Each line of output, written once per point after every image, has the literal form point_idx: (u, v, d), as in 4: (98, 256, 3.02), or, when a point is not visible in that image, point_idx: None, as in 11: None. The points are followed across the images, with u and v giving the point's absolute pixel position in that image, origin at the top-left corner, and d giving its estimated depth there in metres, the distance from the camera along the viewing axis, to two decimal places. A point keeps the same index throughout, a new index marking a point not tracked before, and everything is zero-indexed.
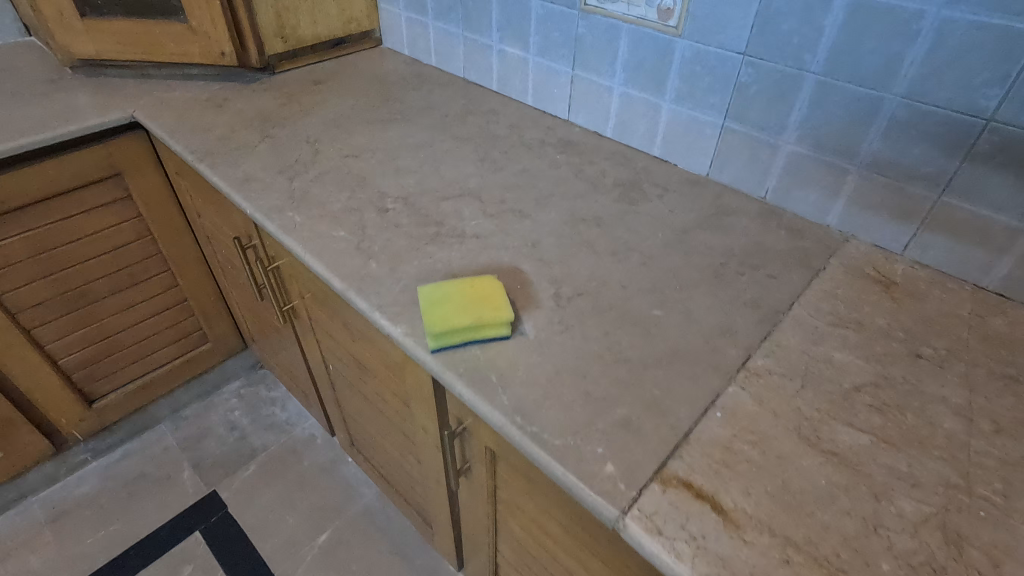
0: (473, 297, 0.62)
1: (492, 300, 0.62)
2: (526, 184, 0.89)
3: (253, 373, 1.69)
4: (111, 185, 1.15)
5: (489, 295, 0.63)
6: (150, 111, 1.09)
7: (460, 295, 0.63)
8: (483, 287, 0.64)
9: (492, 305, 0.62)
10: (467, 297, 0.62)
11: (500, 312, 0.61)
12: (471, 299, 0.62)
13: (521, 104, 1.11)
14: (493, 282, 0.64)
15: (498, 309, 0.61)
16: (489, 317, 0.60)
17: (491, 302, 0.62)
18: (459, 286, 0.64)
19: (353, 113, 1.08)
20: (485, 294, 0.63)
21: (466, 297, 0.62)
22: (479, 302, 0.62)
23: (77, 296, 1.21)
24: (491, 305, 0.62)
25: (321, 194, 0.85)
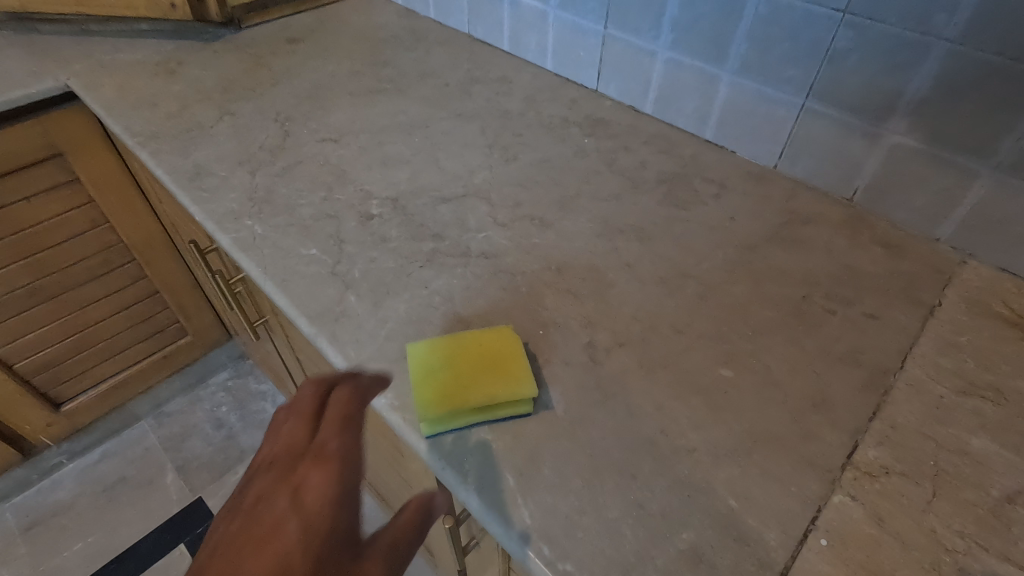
0: (478, 364, 0.47)
1: (507, 366, 0.47)
2: (546, 179, 0.71)
3: (241, 363, 1.56)
4: (52, 167, 0.97)
5: (504, 360, 0.47)
6: (87, 78, 0.90)
7: (461, 359, 0.47)
8: (494, 343, 0.48)
9: (505, 378, 0.46)
10: (471, 363, 0.47)
11: (517, 386, 0.46)
12: (479, 365, 0.47)
13: (538, 69, 0.91)
14: (507, 335, 0.49)
15: (514, 381, 0.46)
16: (502, 396, 0.45)
17: (506, 368, 0.47)
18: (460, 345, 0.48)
19: (334, 82, 0.89)
20: (498, 358, 0.47)
21: (469, 364, 0.47)
22: (488, 370, 0.46)
23: (28, 295, 1.06)
24: (506, 375, 0.46)
25: (289, 194, 0.68)
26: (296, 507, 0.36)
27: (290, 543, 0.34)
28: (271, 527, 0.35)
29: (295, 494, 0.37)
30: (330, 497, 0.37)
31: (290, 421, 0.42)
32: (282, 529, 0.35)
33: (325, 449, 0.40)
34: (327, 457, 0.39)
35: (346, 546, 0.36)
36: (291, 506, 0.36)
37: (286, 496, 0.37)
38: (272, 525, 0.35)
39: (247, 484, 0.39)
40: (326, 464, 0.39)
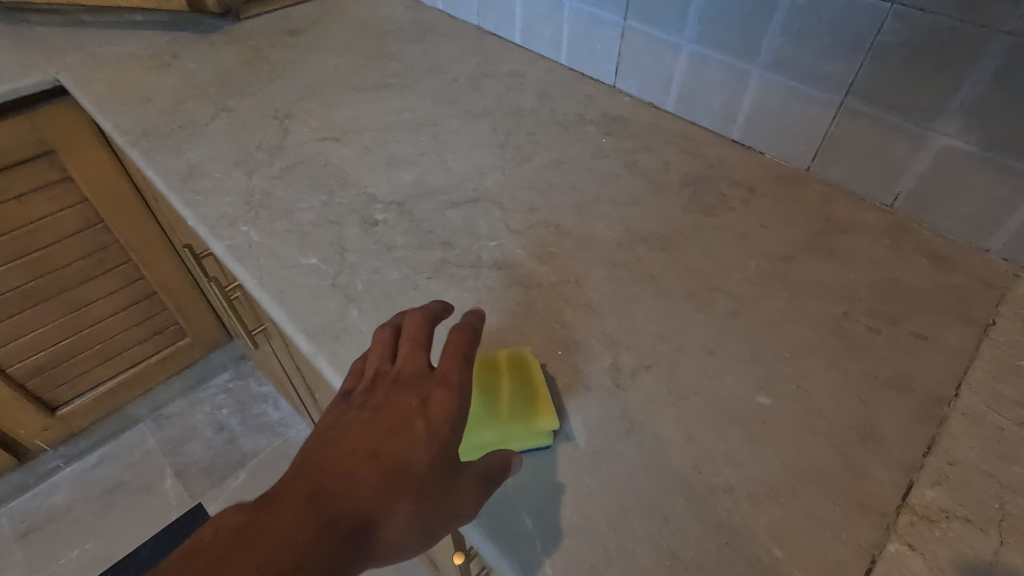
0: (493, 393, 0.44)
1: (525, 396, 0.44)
2: (562, 182, 0.66)
3: (242, 364, 1.52)
4: (42, 165, 0.93)
5: (523, 390, 0.44)
6: (78, 72, 0.85)
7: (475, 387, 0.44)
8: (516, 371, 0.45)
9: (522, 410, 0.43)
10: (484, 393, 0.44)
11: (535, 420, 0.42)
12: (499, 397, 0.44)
13: (551, 63, 0.87)
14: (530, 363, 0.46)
15: (533, 414, 0.43)
16: (518, 430, 0.42)
17: (523, 398, 0.43)
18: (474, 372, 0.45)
19: (336, 76, 0.84)
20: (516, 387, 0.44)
21: (483, 394, 0.44)
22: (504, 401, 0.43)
23: (20, 297, 1.02)
24: (524, 407, 0.43)
25: (288, 197, 0.64)
26: (410, 427, 0.37)
27: (400, 462, 0.35)
28: (387, 439, 0.36)
29: (413, 413, 0.37)
30: (443, 427, 0.37)
31: (406, 343, 0.42)
32: (395, 445, 0.36)
33: (445, 380, 0.39)
34: (446, 385, 0.39)
35: (448, 478, 0.36)
36: (409, 423, 0.37)
37: (404, 411, 0.37)
38: (387, 440, 0.36)
39: (369, 393, 0.40)
40: (443, 394, 0.38)
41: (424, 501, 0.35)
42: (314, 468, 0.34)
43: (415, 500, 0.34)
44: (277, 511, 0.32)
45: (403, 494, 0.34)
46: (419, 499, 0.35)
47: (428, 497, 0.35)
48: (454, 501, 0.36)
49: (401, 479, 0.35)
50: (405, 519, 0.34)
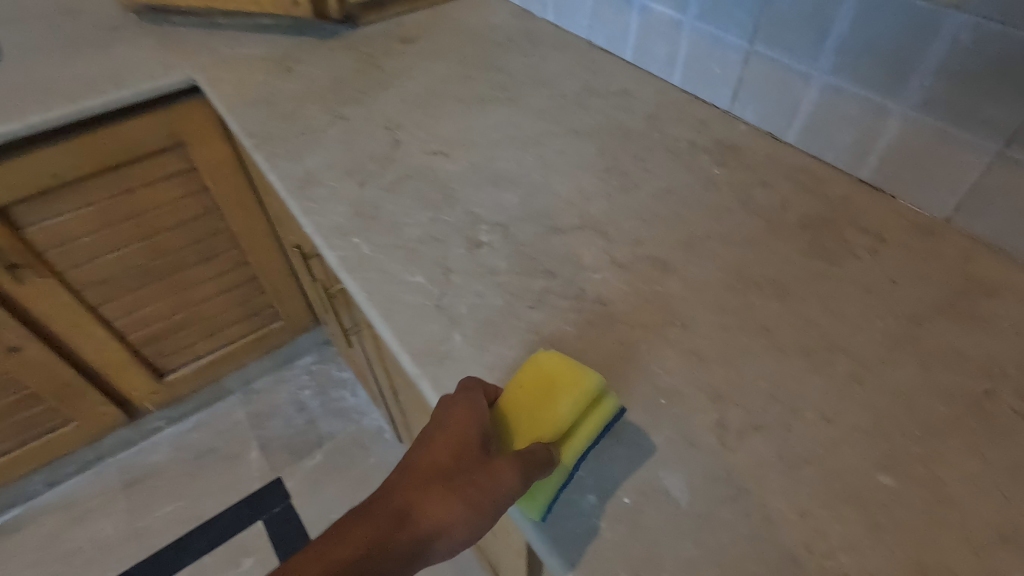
0: (524, 397, 0.44)
1: (557, 383, 0.43)
2: (670, 214, 0.64)
3: (326, 349, 1.59)
4: (173, 156, 1.01)
5: (551, 378, 0.44)
6: (210, 72, 0.92)
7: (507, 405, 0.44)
8: (537, 369, 0.45)
9: (559, 394, 0.42)
10: (519, 399, 0.44)
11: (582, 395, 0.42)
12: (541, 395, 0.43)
13: (663, 82, 0.84)
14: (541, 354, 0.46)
15: (575, 389, 0.43)
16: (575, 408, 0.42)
17: (556, 385, 0.43)
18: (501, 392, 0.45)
19: (445, 87, 0.85)
20: (542, 380, 0.44)
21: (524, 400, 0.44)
22: (540, 397, 0.43)
23: (143, 273, 1.12)
24: (562, 392, 0.43)
25: (397, 211, 0.65)
26: (435, 435, 0.41)
27: (431, 468, 0.39)
28: (418, 453, 0.41)
29: (435, 426, 0.42)
30: (463, 429, 0.41)
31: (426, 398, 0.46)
32: (427, 455, 0.40)
33: (456, 399, 0.43)
34: (465, 400, 0.43)
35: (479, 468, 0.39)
36: (431, 435, 0.41)
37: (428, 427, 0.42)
38: (417, 457, 0.40)
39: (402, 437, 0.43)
40: (455, 408, 0.42)
41: (461, 486, 0.38)
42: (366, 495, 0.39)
43: (452, 487, 0.38)
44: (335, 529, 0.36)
45: (440, 486, 0.38)
46: (454, 490, 0.38)
47: (464, 482, 0.38)
48: (491, 480, 0.38)
49: (435, 475, 0.39)
50: (444, 511, 0.37)
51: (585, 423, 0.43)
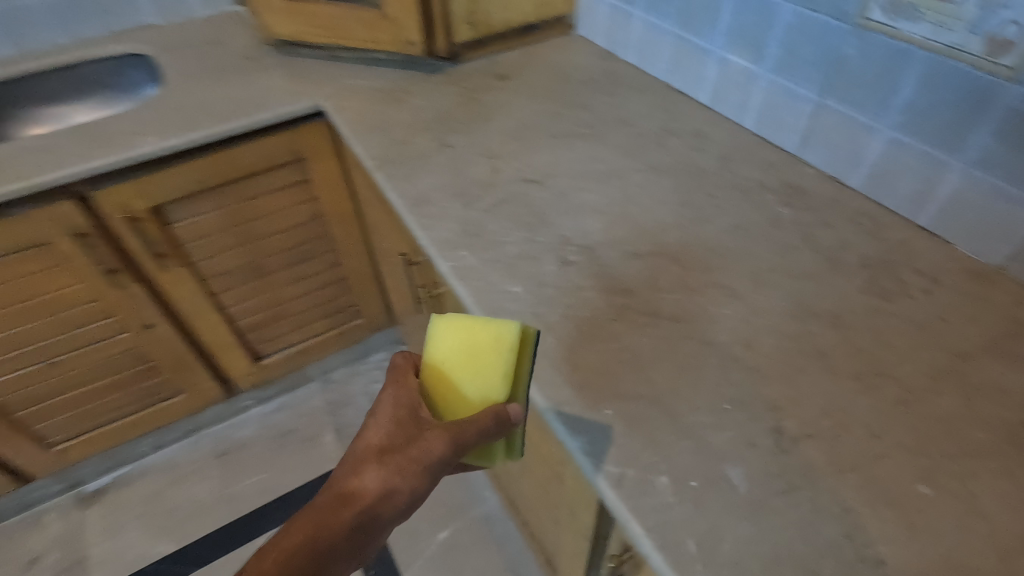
0: (458, 361, 0.56)
1: (475, 338, 0.56)
2: (739, 247, 0.72)
3: (397, 347, 1.73)
4: (294, 169, 1.17)
5: (468, 340, 0.56)
6: (335, 100, 1.06)
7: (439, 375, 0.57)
8: (461, 334, 0.56)
9: (481, 351, 0.55)
10: (454, 362, 0.56)
11: (500, 341, 0.55)
12: (473, 354, 0.55)
13: (736, 125, 0.92)
14: (456, 320, 0.57)
15: (496, 342, 0.55)
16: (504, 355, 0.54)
17: (471, 337, 0.56)
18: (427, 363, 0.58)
19: (537, 122, 0.96)
20: (458, 346, 0.56)
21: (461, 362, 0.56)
22: (470, 357, 0.55)
23: (256, 268, 1.28)
24: (488, 340, 0.55)
25: (497, 230, 0.76)
26: (375, 424, 0.55)
27: (372, 449, 0.53)
28: (363, 441, 0.54)
29: (374, 414, 0.55)
30: (395, 412, 0.55)
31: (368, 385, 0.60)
32: (367, 442, 0.54)
33: (389, 388, 0.57)
34: (394, 389, 0.56)
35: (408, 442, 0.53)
36: (371, 423, 0.55)
37: (369, 418, 0.55)
38: (363, 442, 0.54)
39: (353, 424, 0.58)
40: (388, 396, 0.56)
41: (395, 462, 0.52)
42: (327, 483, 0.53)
43: (391, 464, 0.52)
44: (307, 513, 0.51)
45: (381, 462, 0.52)
46: (391, 463, 0.52)
47: (399, 458, 0.52)
48: (422, 452, 0.52)
49: (377, 457, 0.52)
50: (387, 479, 0.51)
51: (520, 360, 0.55)
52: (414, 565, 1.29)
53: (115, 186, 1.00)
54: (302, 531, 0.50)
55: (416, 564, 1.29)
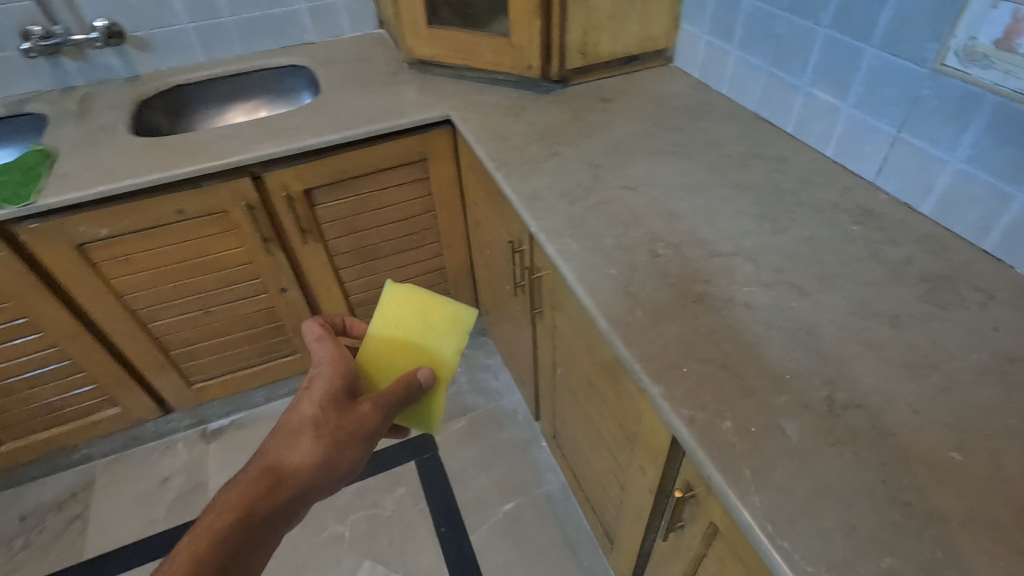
0: (416, 323, 0.80)
1: (431, 310, 0.81)
2: (810, 254, 0.82)
3: (477, 337, 1.90)
4: (418, 167, 1.37)
5: (426, 309, 0.81)
6: (461, 111, 1.26)
7: (393, 339, 0.80)
8: (423, 302, 0.81)
9: (437, 319, 0.80)
10: (415, 325, 0.80)
11: (455, 318, 0.81)
12: (429, 320, 0.80)
13: (817, 153, 1.03)
14: (421, 290, 0.81)
15: (452, 318, 0.81)
16: (455, 329, 0.80)
17: (425, 309, 0.81)
18: (381, 331, 0.80)
19: (635, 139, 1.11)
20: (417, 311, 0.80)
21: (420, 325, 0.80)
22: (428, 321, 0.80)
23: (373, 250, 1.49)
24: (441, 315, 0.81)
25: (597, 225, 0.91)
26: (313, 399, 0.71)
27: (311, 423, 0.69)
28: (301, 416, 0.70)
29: (313, 392, 0.71)
30: (330, 389, 0.71)
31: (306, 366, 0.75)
32: (304, 415, 0.69)
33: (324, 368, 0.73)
34: (327, 366, 0.73)
35: (344, 416, 0.70)
36: (310, 401, 0.70)
37: (307, 394, 0.71)
38: (302, 417, 0.70)
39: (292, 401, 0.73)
40: (323, 377, 0.72)
41: (332, 434, 0.69)
42: (271, 448, 0.68)
43: (328, 435, 0.68)
44: (255, 475, 0.66)
45: (320, 435, 0.68)
46: (329, 434, 0.68)
47: (336, 432, 0.69)
48: (357, 424, 0.70)
49: (316, 428, 0.68)
50: (325, 449, 0.68)
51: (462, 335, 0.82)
52: (481, 529, 1.43)
53: (281, 170, 1.23)
54: (252, 490, 0.64)
55: (483, 528, 1.43)
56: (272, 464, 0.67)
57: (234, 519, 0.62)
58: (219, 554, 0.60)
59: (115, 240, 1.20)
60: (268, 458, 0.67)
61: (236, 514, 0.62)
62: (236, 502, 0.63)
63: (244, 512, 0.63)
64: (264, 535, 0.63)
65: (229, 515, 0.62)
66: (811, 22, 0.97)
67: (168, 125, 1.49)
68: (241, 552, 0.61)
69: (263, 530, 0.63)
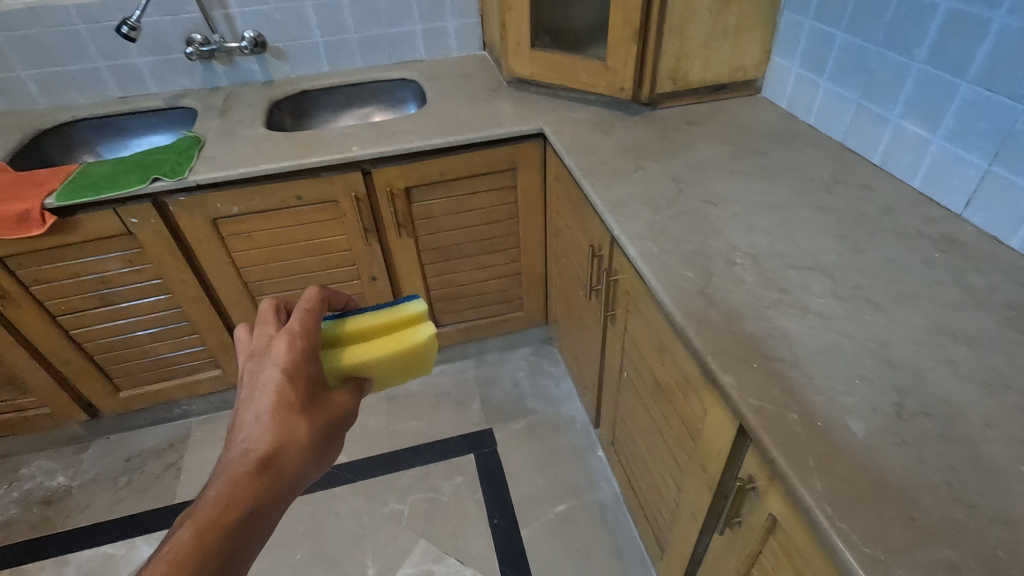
0: (408, 362, 0.78)
1: (422, 360, 0.80)
2: (888, 275, 0.85)
3: (543, 346, 1.98)
4: (508, 176, 1.47)
5: (421, 358, 0.80)
6: (553, 126, 1.36)
7: (385, 357, 0.75)
8: (426, 351, 0.80)
9: (416, 367, 0.81)
10: (407, 362, 0.78)
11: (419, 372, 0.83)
12: (415, 363, 0.80)
13: (902, 184, 1.04)
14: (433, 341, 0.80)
15: (419, 372, 0.83)
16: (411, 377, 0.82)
17: (419, 363, 0.80)
18: (384, 352, 0.74)
19: (718, 160, 1.17)
20: (417, 356, 0.79)
21: (407, 365, 0.79)
22: (412, 365, 0.79)
23: (457, 249, 1.60)
24: (420, 366, 0.81)
25: (678, 232, 0.97)
26: (288, 384, 0.62)
27: (302, 411, 0.62)
28: (289, 403, 0.61)
29: (297, 377, 0.63)
30: (310, 374, 0.65)
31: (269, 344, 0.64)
32: (291, 402, 0.61)
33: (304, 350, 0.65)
34: (304, 346, 0.65)
35: (327, 402, 0.65)
36: (297, 386, 0.63)
37: (278, 378, 0.62)
38: (291, 404, 0.61)
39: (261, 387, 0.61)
40: (304, 360, 0.65)
41: (323, 423, 0.63)
42: (246, 442, 0.58)
43: (319, 422, 0.63)
44: (247, 472, 0.56)
45: (315, 423, 0.62)
46: (321, 422, 0.63)
47: (325, 420, 0.64)
48: (338, 411, 0.66)
49: (301, 416, 0.61)
50: (321, 437, 0.62)
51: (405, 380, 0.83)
52: (532, 525, 1.48)
53: (387, 168, 1.37)
54: (243, 490, 0.54)
55: (534, 524, 1.48)
56: (255, 461, 0.57)
57: (222, 524, 0.52)
58: (211, 564, 0.50)
59: (242, 218, 1.37)
60: (247, 455, 0.57)
61: (224, 517, 0.52)
62: (219, 505, 0.53)
63: (235, 513, 0.53)
64: (259, 537, 0.54)
65: (223, 518, 0.52)
66: (904, 57, 1.01)
67: (292, 124, 1.68)
68: (233, 560, 0.52)
69: (256, 533, 0.54)
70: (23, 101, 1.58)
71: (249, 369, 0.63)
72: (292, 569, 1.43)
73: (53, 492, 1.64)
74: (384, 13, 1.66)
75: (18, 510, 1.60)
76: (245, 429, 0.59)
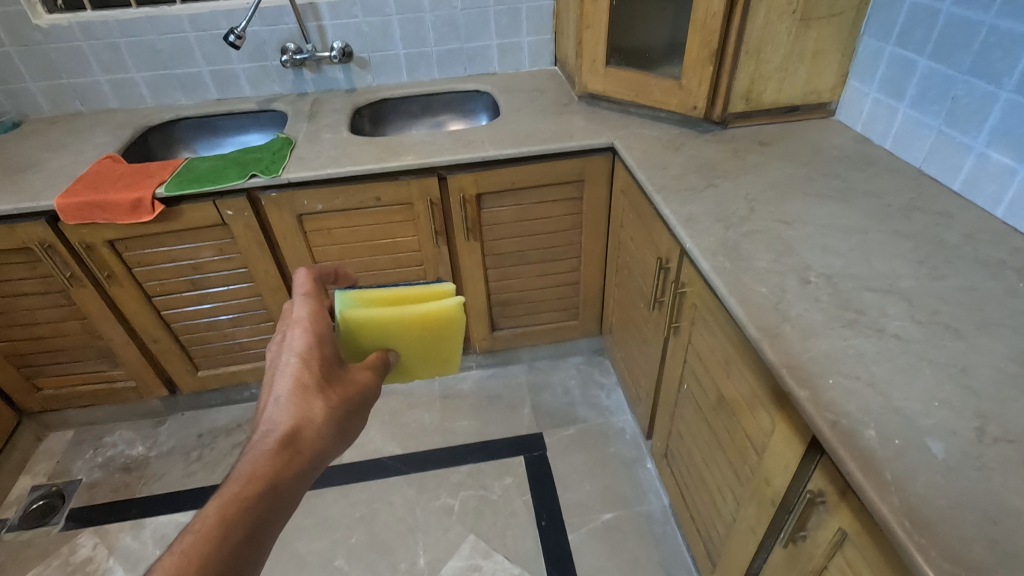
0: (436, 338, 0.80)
1: (448, 339, 0.82)
2: (969, 302, 0.85)
3: (594, 356, 2.00)
4: (575, 187, 1.52)
5: (447, 337, 0.82)
6: (624, 141, 1.40)
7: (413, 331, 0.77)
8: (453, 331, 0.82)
9: (442, 345, 0.83)
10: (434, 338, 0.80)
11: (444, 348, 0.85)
12: (442, 341, 0.82)
13: (984, 213, 1.03)
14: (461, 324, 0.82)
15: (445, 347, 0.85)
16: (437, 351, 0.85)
17: (444, 340, 0.82)
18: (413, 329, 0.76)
19: (791, 181, 1.18)
20: (444, 334, 0.81)
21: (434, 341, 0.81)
22: (439, 342, 0.82)
23: (519, 256, 1.65)
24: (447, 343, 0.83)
25: (751, 249, 0.99)
26: (304, 366, 0.66)
27: (315, 390, 0.65)
28: (305, 382, 0.65)
29: (312, 359, 0.67)
30: (326, 355, 0.68)
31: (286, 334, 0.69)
32: (306, 382, 0.65)
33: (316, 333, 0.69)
34: (318, 331, 0.69)
35: (346, 379, 0.68)
36: (311, 367, 0.66)
37: (295, 362, 0.66)
38: (306, 383, 0.65)
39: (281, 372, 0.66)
40: (319, 343, 0.68)
41: (341, 398, 0.66)
42: (269, 422, 0.62)
43: (337, 398, 0.65)
44: (269, 449, 0.60)
45: (331, 399, 0.65)
46: (339, 398, 0.66)
47: (343, 396, 0.66)
48: (360, 388, 0.69)
49: (318, 394, 0.64)
50: (339, 412, 0.65)
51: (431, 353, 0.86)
52: (580, 530, 1.50)
53: (462, 174, 1.43)
54: (265, 464, 0.58)
55: (582, 530, 1.50)
56: (276, 438, 0.61)
57: (247, 495, 0.56)
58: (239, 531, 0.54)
59: (324, 215, 1.46)
60: (269, 433, 0.61)
61: (248, 489, 0.56)
62: (244, 479, 0.57)
63: (258, 485, 0.57)
64: (285, 507, 0.58)
65: (245, 488, 0.56)
66: (993, 86, 1.00)
67: (371, 130, 1.78)
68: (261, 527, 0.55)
69: (282, 503, 0.58)
70: (134, 100, 1.73)
71: (272, 358, 0.68)
72: (347, 551, 1.50)
73: (133, 460, 1.77)
74: (464, 28, 1.74)
75: (102, 474, 1.73)
76: (268, 411, 0.64)
